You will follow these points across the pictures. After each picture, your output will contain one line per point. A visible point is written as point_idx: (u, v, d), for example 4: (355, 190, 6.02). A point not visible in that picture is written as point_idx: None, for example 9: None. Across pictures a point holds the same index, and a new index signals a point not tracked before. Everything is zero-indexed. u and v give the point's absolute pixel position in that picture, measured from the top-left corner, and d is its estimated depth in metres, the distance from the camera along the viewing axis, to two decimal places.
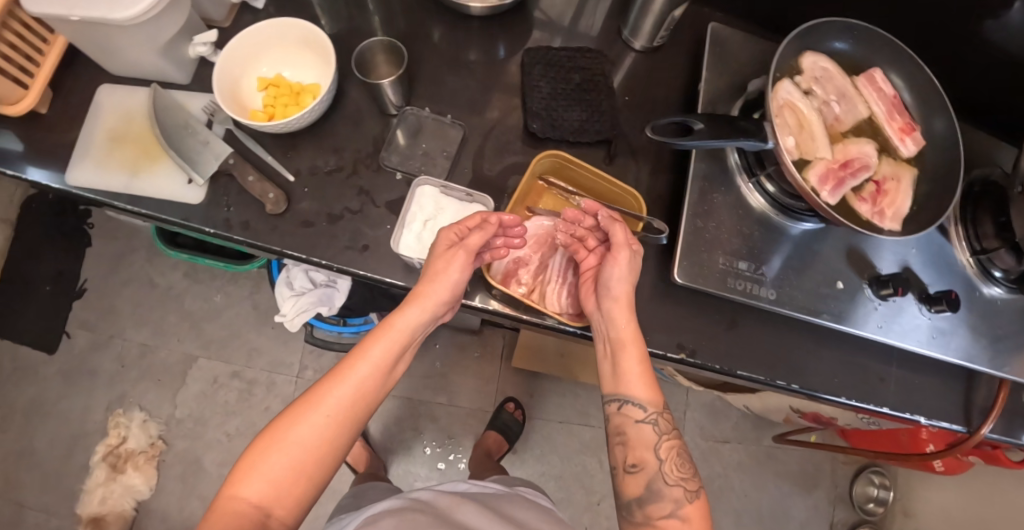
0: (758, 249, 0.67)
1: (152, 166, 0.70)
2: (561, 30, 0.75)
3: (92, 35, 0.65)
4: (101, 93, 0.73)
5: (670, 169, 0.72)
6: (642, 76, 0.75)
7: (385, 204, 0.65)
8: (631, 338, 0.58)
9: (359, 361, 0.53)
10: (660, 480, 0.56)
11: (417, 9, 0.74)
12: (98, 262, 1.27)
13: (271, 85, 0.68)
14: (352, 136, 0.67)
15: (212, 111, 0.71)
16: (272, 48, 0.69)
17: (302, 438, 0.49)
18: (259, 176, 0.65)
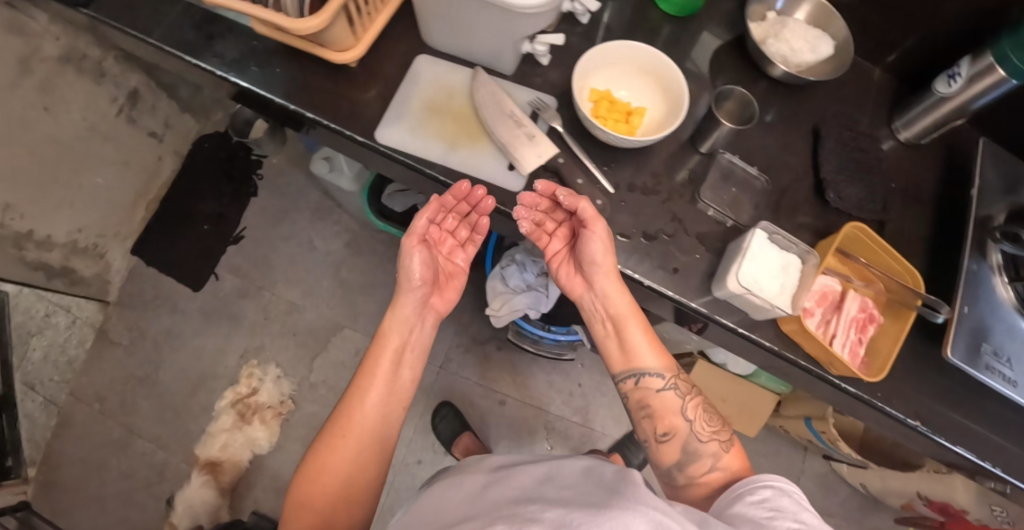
0: (1006, 341, 0.71)
1: (469, 145, 0.71)
2: (843, 110, 0.83)
3: (461, 13, 0.67)
4: (424, 62, 0.74)
5: (925, 258, 0.79)
6: (906, 166, 0.83)
7: (694, 234, 0.72)
8: (627, 311, 0.68)
9: (363, 379, 0.66)
10: (694, 440, 0.63)
11: (724, 64, 0.81)
12: (261, 212, 1.31)
13: (603, 100, 0.72)
14: (669, 164, 0.73)
15: (538, 106, 0.72)
16: (611, 67, 0.73)
17: (341, 462, 0.62)
18: (586, 179, 0.69)
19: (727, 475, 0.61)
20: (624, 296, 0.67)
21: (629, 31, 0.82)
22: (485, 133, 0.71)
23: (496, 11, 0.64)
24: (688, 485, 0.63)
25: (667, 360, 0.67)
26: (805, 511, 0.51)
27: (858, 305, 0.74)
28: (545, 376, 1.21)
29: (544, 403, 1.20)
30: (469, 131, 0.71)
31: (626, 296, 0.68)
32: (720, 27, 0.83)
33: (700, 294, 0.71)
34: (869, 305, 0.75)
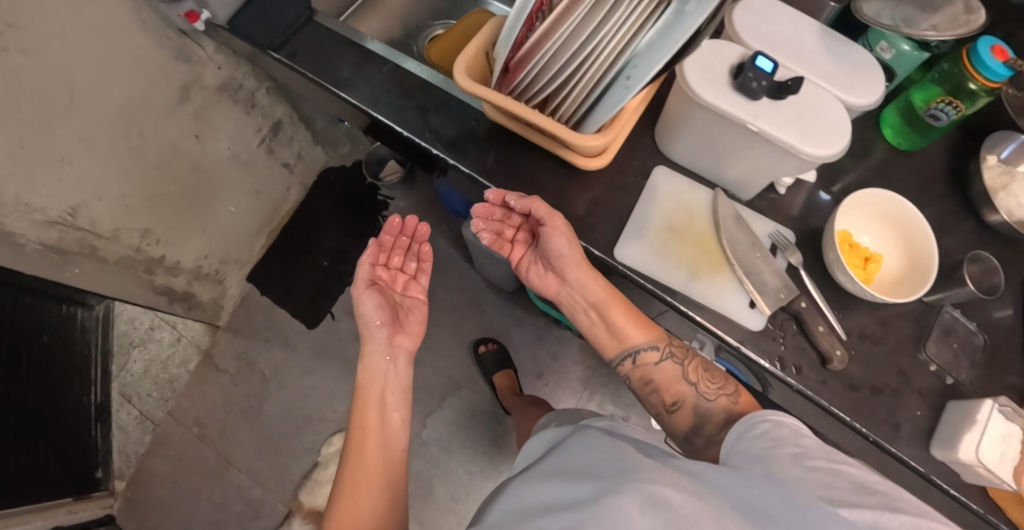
0: None
1: (709, 274, 0.69)
2: None
3: (727, 140, 0.64)
4: (663, 176, 0.72)
5: None
6: None
7: (917, 390, 0.71)
8: (608, 297, 0.72)
9: (354, 441, 0.72)
10: (701, 399, 0.65)
11: (945, 201, 0.80)
12: None
13: (848, 243, 0.70)
14: (897, 314, 0.72)
15: (778, 239, 0.70)
16: (854, 208, 0.72)
17: (354, 511, 0.67)
18: (825, 327, 0.68)
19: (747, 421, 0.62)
20: (602, 285, 0.72)
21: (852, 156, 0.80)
22: (726, 262, 0.69)
23: (774, 148, 0.61)
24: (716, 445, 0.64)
25: (656, 331, 0.72)
26: (806, 437, 0.52)
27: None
28: None
29: None
30: (709, 258, 0.69)
31: (600, 279, 0.71)
32: (943, 161, 0.81)
33: (918, 450, 0.70)
34: None
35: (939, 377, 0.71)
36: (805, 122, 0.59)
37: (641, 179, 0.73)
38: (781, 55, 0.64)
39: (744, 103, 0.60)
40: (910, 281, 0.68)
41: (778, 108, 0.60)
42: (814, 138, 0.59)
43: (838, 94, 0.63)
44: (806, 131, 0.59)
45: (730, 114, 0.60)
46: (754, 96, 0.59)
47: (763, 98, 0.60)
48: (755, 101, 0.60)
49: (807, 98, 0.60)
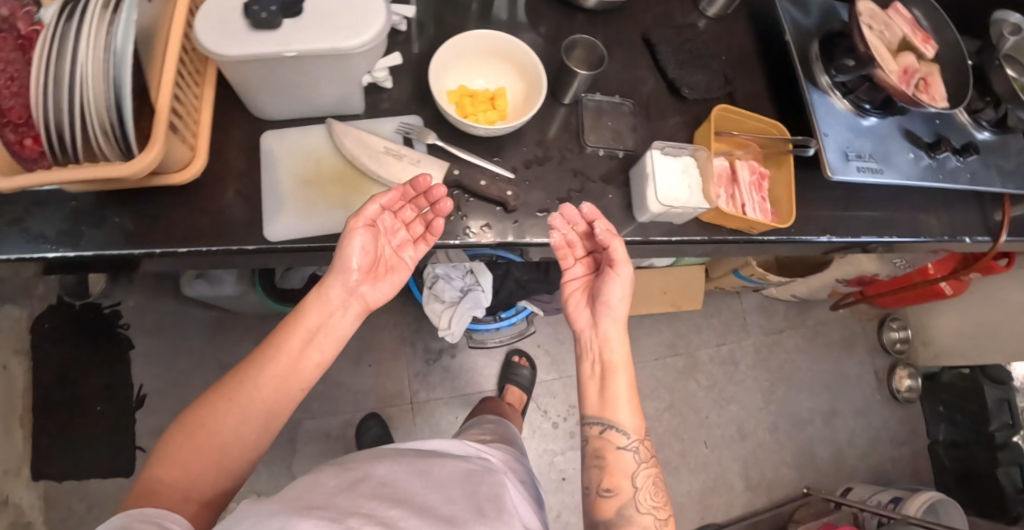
0: (857, 144, 0.86)
1: (363, 200, 0.71)
2: (655, 9, 0.88)
3: (294, 75, 0.64)
4: (275, 139, 0.70)
5: (772, 104, 0.89)
6: (724, 35, 0.91)
7: (599, 178, 0.74)
8: (624, 359, 0.65)
9: (277, 358, 0.59)
10: (631, 506, 0.60)
11: (538, 7, 0.84)
12: (150, 360, 1.18)
13: (466, 96, 0.73)
14: (546, 128, 0.75)
15: (406, 131, 0.71)
16: (457, 61, 0.74)
17: (216, 420, 0.55)
18: (489, 179, 0.70)
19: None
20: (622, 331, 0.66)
21: (444, 15, 0.80)
22: (371, 181, 0.72)
23: (329, 61, 0.62)
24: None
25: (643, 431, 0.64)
26: None
27: (745, 171, 0.81)
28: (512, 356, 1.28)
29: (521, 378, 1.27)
30: (357, 186, 0.71)
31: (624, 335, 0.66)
32: None
33: (631, 225, 0.74)
34: (756, 166, 0.82)
35: (612, 158, 0.75)
36: (333, 23, 0.60)
37: (250, 156, 0.71)
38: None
39: (271, 35, 0.59)
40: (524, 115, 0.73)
41: (302, 22, 0.60)
42: (350, 31, 0.60)
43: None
44: (341, 28, 0.60)
45: (263, 53, 0.59)
46: (270, 26, 0.59)
47: (283, 21, 0.59)
48: (277, 28, 0.59)
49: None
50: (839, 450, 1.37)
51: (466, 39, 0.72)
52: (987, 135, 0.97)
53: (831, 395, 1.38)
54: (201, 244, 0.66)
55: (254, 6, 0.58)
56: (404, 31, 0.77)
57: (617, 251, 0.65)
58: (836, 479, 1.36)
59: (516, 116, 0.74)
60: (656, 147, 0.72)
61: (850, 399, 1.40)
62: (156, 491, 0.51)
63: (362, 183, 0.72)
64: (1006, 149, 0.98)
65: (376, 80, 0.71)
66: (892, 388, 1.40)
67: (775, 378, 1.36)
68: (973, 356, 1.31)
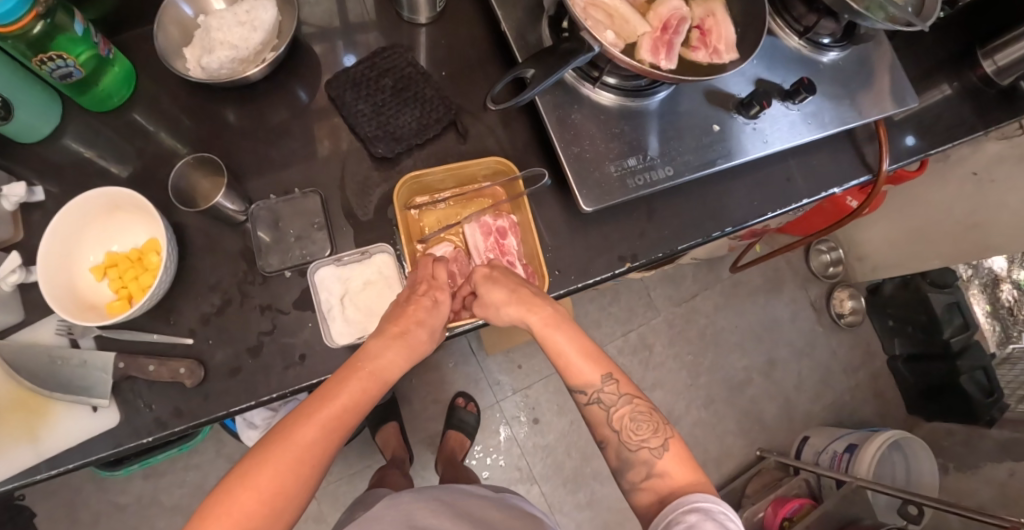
0: (634, 139, 0.69)
1: (47, 421, 0.64)
2: (343, 51, 0.73)
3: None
4: None
5: (520, 115, 0.72)
6: (442, 45, 0.73)
7: (293, 306, 0.64)
8: (551, 319, 0.57)
9: (305, 423, 0.48)
10: (624, 449, 0.55)
11: (200, 101, 0.71)
12: (52, 523, 1.15)
13: (110, 266, 0.63)
14: (222, 264, 0.65)
15: (68, 327, 0.64)
16: (86, 229, 0.63)
17: (267, 466, 0.46)
18: (159, 359, 0.62)
19: (671, 482, 0.52)
20: (535, 305, 0.58)
21: (96, 159, 0.70)
22: (49, 397, 0.64)
23: None
24: (634, 495, 0.54)
25: (617, 369, 0.57)
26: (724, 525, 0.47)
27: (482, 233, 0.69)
28: (409, 409, 1.20)
29: (426, 430, 1.19)
30: (40, 405, 0.64)
31: (546, 301, 0.59)
32: (175, 78, 0.72)
33: (348, 348, 0.64)
34: (492, 223, 0.69)
35: (303, 275, 0.65)
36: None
37: None
38: None
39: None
40: (179, 265, 0.64)
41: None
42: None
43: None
44: None
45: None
46: None
47: None
48: None
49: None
50: (789, 400, 1.26)
51: (83, 211, 0.62)
52: (835, 54, 0.76)
53: (764, 346, 1.27)
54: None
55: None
56: (44, 198, 0.68)
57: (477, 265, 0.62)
58: (793, 431, 1.25)
59: (183, 263, 0.65)
60: (316, 264, 0.64)
61: (787, 341, 1.28)
62: None
63: (44, 401, 0.65)
64: (854, 65, 0.77)
65: (12, 284, 0.63)
66: (832, 314, 1.29)
67: (698, 347, 1.25)
68: (911, 266, 1.16)
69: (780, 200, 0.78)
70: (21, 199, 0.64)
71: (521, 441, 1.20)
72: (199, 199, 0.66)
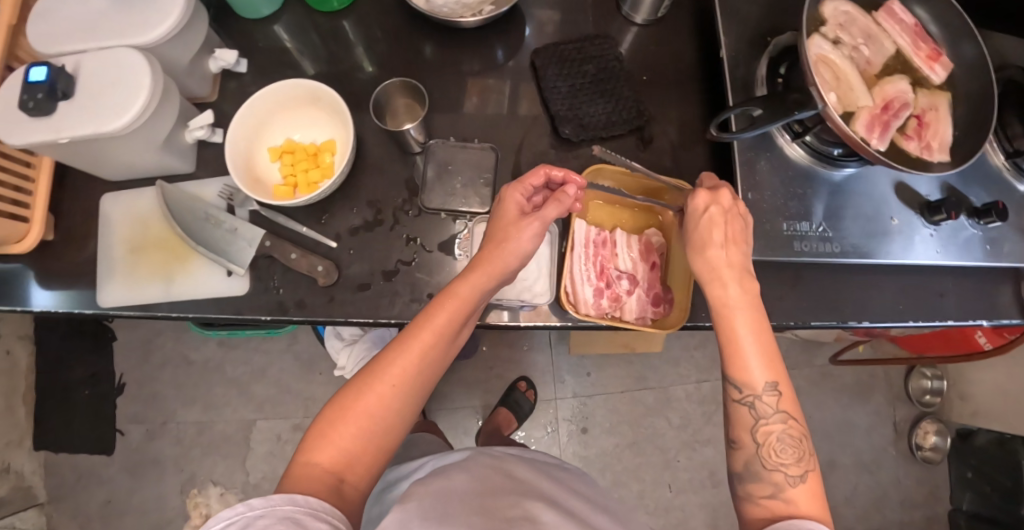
0: (811, 206, 0.67)
1: (185, 269, 0.71)
2: (557, 25, 0.73)
3: (88, 147, 0.63)
4: (111, 206, 0.72)
5: (704, 143, 0.71)
6: (649, 50, 0.73)
7: (437, 246, 0.66)
8: (735, 300, 0.55)
9: (400, 350, 0.52)
10: (757, 462, 0.51)
11: (409, 30, 0.74)
12: (129, 351, 1.26)
13: (287, 151, 0.66)
14: (385, 185, 0.67)
15: (230, 194, 0.70)
16: (279, 111, 0.67)
17: (367, 400, 0.50)
18: (302, 251, 0.66)
19: (793, 510, 0.48)
20: (737, 273, 0.56)
21: (303, 53, 0.74)
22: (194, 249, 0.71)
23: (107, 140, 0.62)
24: (747, 506, 0.51)
25: (787, 379, 0.52)
26: None
27: (540, 184, 0.60)
28: (469, 373, 1.21)
29: (478, 399, 1.20)
30: (181, 253, 0.71)
31: (738, 281, 0.55)
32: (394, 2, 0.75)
33: None
34: (652, 240, 0.66)
35: (456, 222, 0.66)
36: (103, 101, 0.60)
37: (94, 217, 0.74)
38: (73, 43, 0.63)
39: (44, 122, 0.60)
40: (349, 174, 0.68)
41: (76, 105, 0.60)
42: (114, 113, 0.60)
43: (135, 44, 0.62)
44: (112, 115, 0.60)
45: (39, 140, 0.60)
46: (42, 112, 0.60)
47: (57, 105, 0.60)
48: (50, 113, 0.60)
49: (97, 75, 0.61)
50: (835, 509, 1.20)
51: (284, 92, 0.66)
52: None
53: (831, 445, 1.21)
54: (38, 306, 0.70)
55: (22, 95, 0.59)
56: (244, 71, 0.73)
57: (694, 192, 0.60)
58: None
59: (351, 174, 0.68)
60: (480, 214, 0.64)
61: (854, 450, 1.22)
62: (303, 476, 0.46)
63: (190, 251, 0.72)
64: None
65: (196, 137, 0.69)
66: (911, 443, 1.20)
67: None
68: (1013, 425, 1.08)
69: (925, 313, 0.74)
70: (227, 66, 0.70)
71: (562, 444, 1.18)
72: (393, 120, 0.71)
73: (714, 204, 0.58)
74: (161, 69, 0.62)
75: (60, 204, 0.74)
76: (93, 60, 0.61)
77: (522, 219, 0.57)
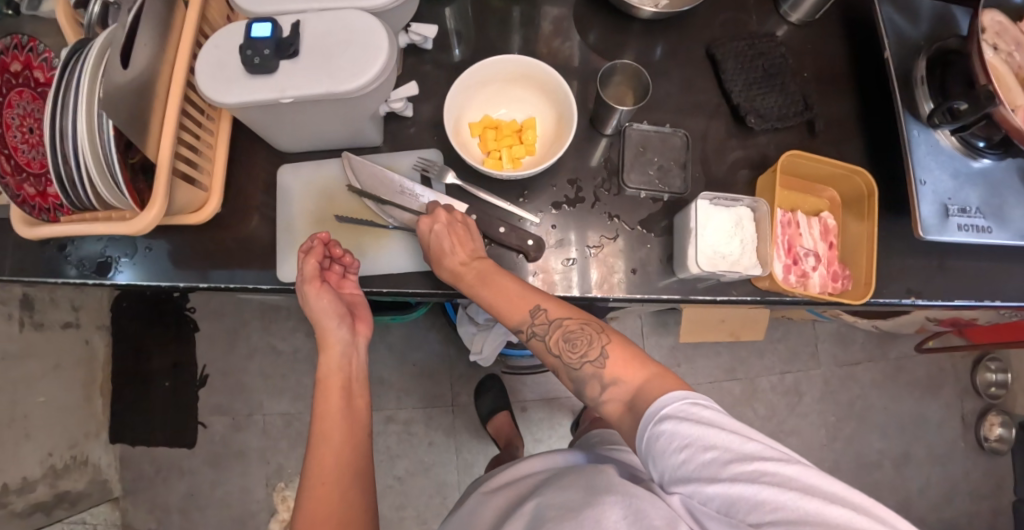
0: (966, 193, 0.73)
1: (371, 242, 0.71)
2: (725, 20, 0.77)
3: (298, 110, 0.62)
4: (292, 176, 0.72)
5: (862, 135, 0.76)
6: (809, 47, 0.78)
7: (638, 224, 0.69)
8: (478, 278, 0.61)
9: (320, 439, 0.57)
10: (569, 368, 0.55)
11: (584, 19, 0.77)
12: (212, 342, 1.24)
13: (494, 124, 0.68)
14: (583, 164, 0.70)
15: (424, 166, 0.69)
16: (492, 84, 0.69)
17: (326, 493, 0.55)
18: (510, 226, 0.66)
19: (628, 387, 0.51)
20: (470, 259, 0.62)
21: (480, 37, 0.76)
22: (381, 222, 0.71)
23: (326, 103, 0.61)
24: (601, 408, 0.53)
25: (549, 297, 0.59)
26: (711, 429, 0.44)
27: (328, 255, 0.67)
28: None
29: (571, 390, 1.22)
30: (366, 226, 0.71)
31: (472, 261, 0.62)
32: None
33: (672, 276, 0.68)
34: (829, 223, 0.71)
35: (656, 202, 0.69)
36: (332, 62, 0.59)
37: (272, 191, 0.73)
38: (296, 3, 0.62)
39: (266, 80, 0.59)
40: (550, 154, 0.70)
41: (299, 64, 0.59)
42: (345, 77, 0.59)
43: (363, 8, 0.62)
44: (342, 79, 0.59)
45: (258, 98, 0.59)
46: (266, 69, 0.58)
47: (279, 63, 0.59)
48: (273, 72, 0.58)
49: (323, 35, 0.60)
50: (910, 498, 1.24)
51: (508, 65, 0.67)
52: None
53: (905, 437, 1.26)
54: (216, 279, 0.70)
55: (247, 50, 0.58)
56: (429, 48, 0.74)
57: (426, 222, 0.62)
58: None
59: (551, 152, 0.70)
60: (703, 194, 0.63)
61: (926, 441, 1.28)
62: None
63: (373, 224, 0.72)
64: None
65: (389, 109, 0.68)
66: (979, 435, 1.27)
67: (843, 413, 1.25)
68: None
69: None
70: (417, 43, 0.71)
71: None
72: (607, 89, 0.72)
73: (439, 223, 0.62)
74: (391, 33, 0.61)
75: (233, 179, 0.73)
76: (318, 21, 0.60)
77: (315, 279, 0.64)
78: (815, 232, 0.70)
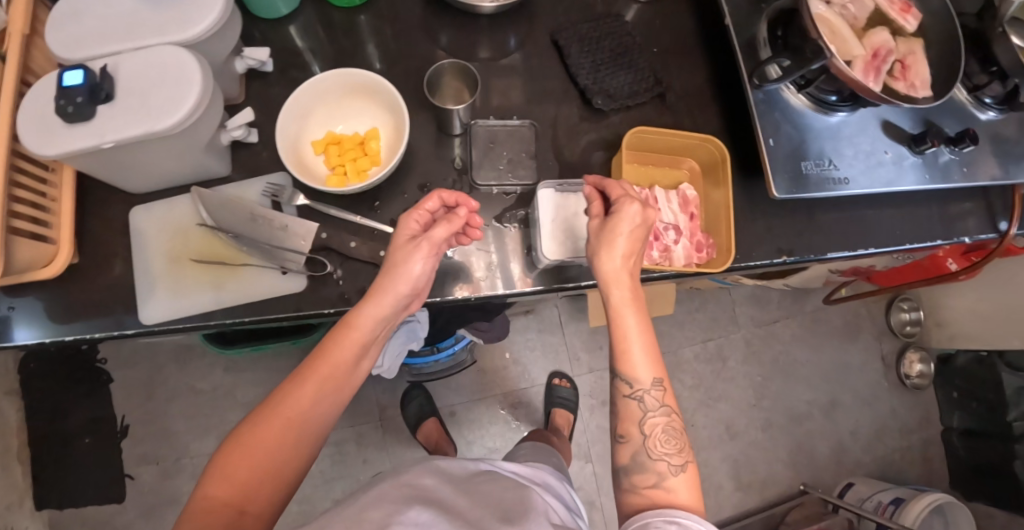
0: (820, 147, 0.74)
1: (231, 274, 0.69)
2: (569, 6, 0.78)
3: (125, 153, 0.60)
4: (143, 217, 0.70)
5: (715, 103, 0.78)
6: (655, 23, 0.79)
7: (493, 220, 0.68)
8: (630, 299, 0.54)
9: (276, 423, 0.48)
10: (643, 453, 0.51)
11: (428, 21, 0.76)
12: (129, 391, 1.21)
13: (333, 141, 0.68)
14: (434, 168, 0.70)
15: (274, 192, 0.68)
16: (329, 99, 0.69)
17: (243, 474, 0.46)
18: (359, 239, 0.68)
19: (678, 500, 0.49)
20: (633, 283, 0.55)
21: (324, 50, 0.75)
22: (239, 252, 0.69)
23: (151, 143, 0.58)
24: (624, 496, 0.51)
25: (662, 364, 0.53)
26: None
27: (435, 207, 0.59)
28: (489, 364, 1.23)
29: (500, 387, 1.22)
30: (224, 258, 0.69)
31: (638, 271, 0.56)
32: None
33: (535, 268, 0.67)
34: (688, 194, 0.71)
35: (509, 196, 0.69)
36: (149, 100, 0.57)
37: (122, 234, 0.71)
38: (109, 44, 0.59)
39: (85, 128, 0.56)
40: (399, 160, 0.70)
41: (115, 106, 0.57)
42: (163, 115, 0.57)
43: (175, 41, 0.60)
44: (160, 116, 0.56)
45: (81, 149, 0.56)
46: (81, 118, 0.56)
47: (96, 109, 0.56)
48: (89, 120, 0.56)
49: (138, 73, 0.58)
50: (842, 443, 1.28)
51: (343, 81, 0.68)
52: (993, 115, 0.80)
53: (831, 385, 1.30)
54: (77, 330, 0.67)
55: (58, 100, 0.55)
56: (271, 71, 0.72)
57: (628, 204, 0.56)
58: (838, 473, 1.27)
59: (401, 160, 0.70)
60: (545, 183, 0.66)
61: (852, 387, 1.32)
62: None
63: (233, 255, 0.70)
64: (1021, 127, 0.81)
65: (231, 138, 0.67)
66: (900, 373, 1.31)
67: (769, 371, 1.29)
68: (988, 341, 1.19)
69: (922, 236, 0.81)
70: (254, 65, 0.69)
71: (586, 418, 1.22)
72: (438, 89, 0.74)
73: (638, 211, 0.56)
74: (205, 62, 0.59)
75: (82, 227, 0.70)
76: (130, 60, 0.58)
77: (421, 246, 0.56)
78: (675, 206, 0.71)
